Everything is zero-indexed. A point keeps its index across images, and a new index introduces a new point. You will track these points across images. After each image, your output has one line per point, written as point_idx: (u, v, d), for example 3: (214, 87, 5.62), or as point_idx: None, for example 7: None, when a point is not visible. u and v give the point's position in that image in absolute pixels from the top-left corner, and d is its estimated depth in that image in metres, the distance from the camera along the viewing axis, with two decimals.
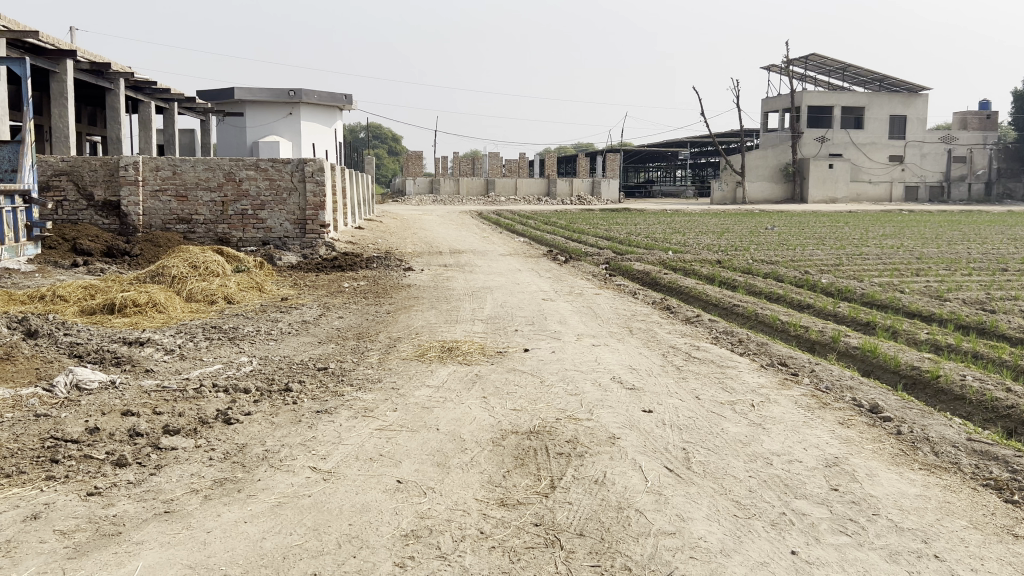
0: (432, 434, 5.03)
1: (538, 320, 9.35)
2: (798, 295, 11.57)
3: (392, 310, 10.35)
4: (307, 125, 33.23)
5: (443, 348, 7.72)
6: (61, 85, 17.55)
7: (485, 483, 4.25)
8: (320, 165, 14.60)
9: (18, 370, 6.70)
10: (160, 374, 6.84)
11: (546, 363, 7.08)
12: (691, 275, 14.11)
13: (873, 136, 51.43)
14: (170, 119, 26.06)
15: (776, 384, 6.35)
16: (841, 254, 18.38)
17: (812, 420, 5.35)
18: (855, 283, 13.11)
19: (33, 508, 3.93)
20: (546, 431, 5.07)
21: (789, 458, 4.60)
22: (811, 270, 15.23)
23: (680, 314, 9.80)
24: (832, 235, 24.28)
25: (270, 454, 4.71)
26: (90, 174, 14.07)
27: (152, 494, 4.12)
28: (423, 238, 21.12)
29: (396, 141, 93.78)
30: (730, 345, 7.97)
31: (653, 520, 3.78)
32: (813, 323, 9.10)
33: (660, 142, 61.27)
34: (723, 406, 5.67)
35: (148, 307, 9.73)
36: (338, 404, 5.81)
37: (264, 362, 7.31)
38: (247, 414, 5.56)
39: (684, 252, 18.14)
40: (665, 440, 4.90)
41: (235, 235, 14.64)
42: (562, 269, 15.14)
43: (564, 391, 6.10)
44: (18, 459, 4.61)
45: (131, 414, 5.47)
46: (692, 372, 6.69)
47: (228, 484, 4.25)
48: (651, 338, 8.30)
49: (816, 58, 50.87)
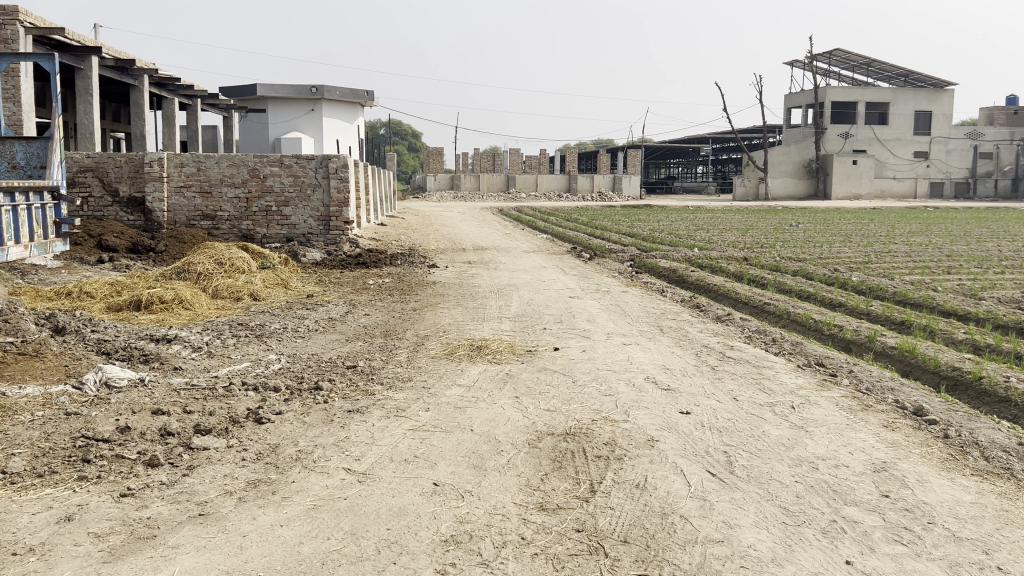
0: (466, 436, 4.93)
1: (567, 318, 9.24)
2: (829, 293, 11.40)
3: (418, 308, 10.26)
4: (329, 121, 33.25)
5: (472, 346, 7.63)
6: (87, 82, 17.63)
7: (524, 486, 4.15)
8: (345, 162, 14.55)
9: (47, 368, 6.68)
10: (188, 372, 6.79)
11: (578, 362, 6.97)
12: (718, 273, 13.96)
13: (899, 132, 50.85)
14: (194, 115, 26.16)
15: (815, 385, 6.21)
16: (869, 252, 18.13)
17: (855, 423, 5.21)
18: (886, 281, 12.89)
19: (66, 509, 3.88)
20: (582, 433, 4.96)
21: (835, 462, 4.47)
22: (840, 267, 15.01)
23: (710, 313, 9.65)
24: (859, 232, 23.96)
25: (304, 454, 4.63)
26: (116, 171, 14.12)
27: (186, 496, 4.06)
28: (446, 235, 21.03)
29: (417, 138, 93.95)
30: (765, 344, 7.83)
31: (699, 528, 3.67)
32: (847, 322, 8.94)
33: (681, 138, 60.86)
34: (763, 408, 5.54)
35: (174, 304, 9.71)
36: (370, 403, 5.73)
37: (292, 360, 7.26)
38: (278, 414, 5.49)
39: (709, 249, 17.94)
40: (705, 443, 4.79)
41: (260, 231, 14.62)
42: (586, 266, 15.01)
43: (598, 391, 5.98)
44: (50, 458, 4.57)
45: (161, 413, 5.42)
46: (727, 372, 6.56)
47: (262, 486, 4.17)
48: (682, 336, 8.17)
49: (840, 53, 50.33)
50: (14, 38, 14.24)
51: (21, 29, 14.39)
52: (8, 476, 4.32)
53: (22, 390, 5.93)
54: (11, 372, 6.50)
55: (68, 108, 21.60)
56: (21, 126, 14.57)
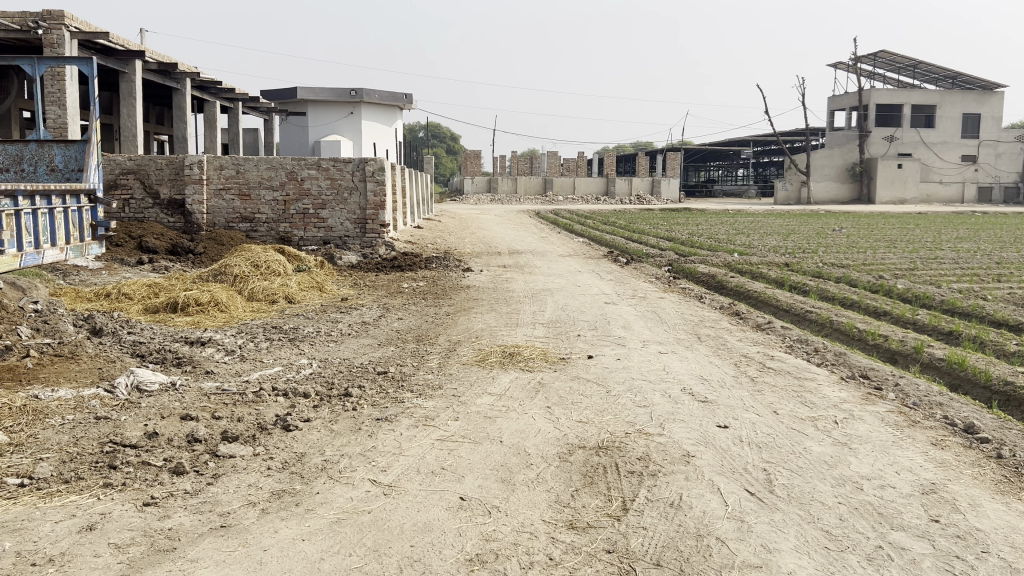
0: (496, 447, 4.81)
1: (602, 325, 9.07)
2: (874, 300, 11.06)
3: (451, 312, 10.18)
4: (368, 125, 33.42)
5: (504, 353, 7.51)
6: (130, 86, 17.90)
7: (553, 503, 4.01)
8: (381, 165, 14.52)
9: (81, 370, 6.70)
10: (220, 376, 6.76)
11: (612, 371, 6.81)
12: (758, 279, 13.65)
13: (946, 135, 49.73)
14: (235, 118, 26.47)
15: (859, 399, 5.98)
16: (914, 258, 17.62)
17: (902, 440, 4.99)
18: (933, 289, 12.50)
19: (89, 518, 3.83)
20: (615, 447, 4.80)
21: (881, 483, 4.26)
22: (884, 274, 14.62)
23: (750, 321, 9.41)
24: (904, 238, 23.32)
25: (330, 464, 4.55)
26: (157, 173, 14.28)
27: (208, 506, 3.98)
28: (483, 239, 20.93)
29: (455, 140, 94.27)
30: (806, 354, 7.60)
31: (736, 551, 3.50)
32: (893, 332, 8.65)
33: (721, 141, 60.21)
34: (804, 422, 5.34)
35: (210, 306, 9.72)
36: (398, 411, 5.63)
37: (324, 365, 7.19)
38: (307, 421, 5.42)
39: (750, 253, 17.62)
40: (744, 459, 4.61)
41: (297, 234, 14.66)
42: (623, 271, 14.81)
43: (632, 402, 5.82)
44: (77, 464, 4.54)
45: (190, 419, 5.38)
46: (768, 384, 6.36)
47: (286, 497, 4.08)
48: (721, 345, 7.97)
49: (885, 54, 49.41)
50: (60, 42, 14.51)
51: (67, 34, 14.68)
52: (35, 481, 4.29)
53: (55, 393, 5.93)
54: (46, 374, 6.52)
55: (113, 111, 21.96)
56: (66, 130, 14.82)
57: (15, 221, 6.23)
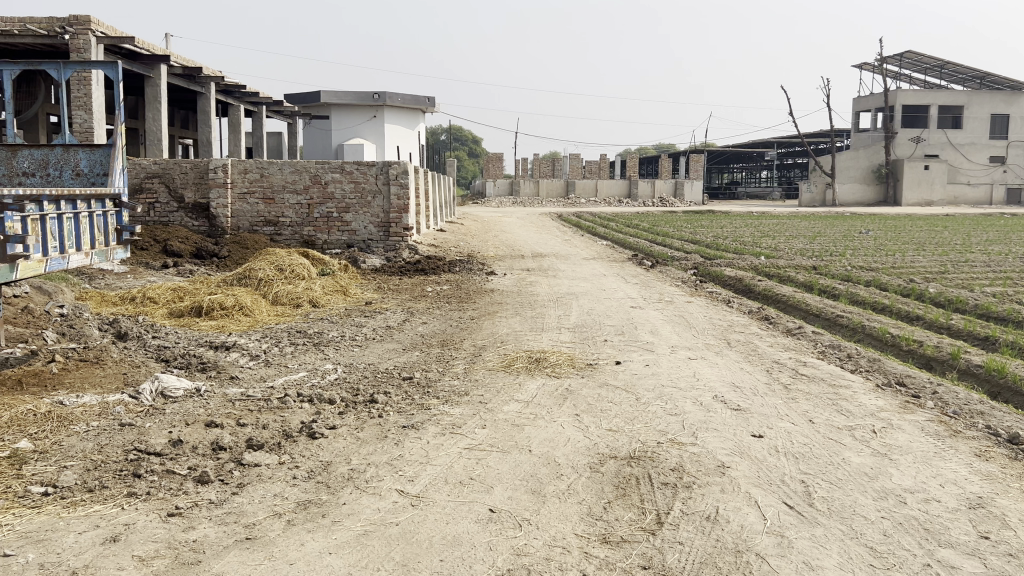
0: (525, 457, 4.70)
1: (628, 330, 8.95)
2: (906, 305, 10.85)
3: (476, 316, 10.09)
4: (390, 128, 33.46)
5: (531, 358, 7.41)
6: (156, 90, 18.01)
7: (585, 516, 3.90)
8: (405, 168, 14.48)
9: (107, 376, 6.68)
10: (244, 382, 6.70)
11: (641, 377, 6.68)
12: (786, 282, 13.46)
13: (973, 136, 48.93)
14: (259, 122, 26.62)
15: (897, 408, 5.81)
16: (945, 261, 17.30)
17: (944, 451, 4.83)
18: (966, 293, 12.24)
19: (113, 529, 3.77)
20: (647, 457, 4.68)
21: (925, 496, 4.11)
22: (916, 277, 14.38)
23: (780, 326, 9.24)
24: (933, 241, 22.93)
25: (356, 474, 4.46)
26: (181, 177, 14.34)
27: (234, 517, 3.91)
28: (505, 242, 20.85)
29: (477, 143, 94.52)
30: (839, 360, 7.43)
31: (777, 568, 3.37)
32: (927, 337, 8.45)
33: (745, 142, 59.78)
34: (842, 432, 5.18)
35: (234, 310, 9.69)
36: (425, 419, 5.54)
37: (348, 370, 7.12)
38: (333, 428, 5.34)
39: (776, 257, 17.41)
40: (781, 470, 4.47)
41: (321, 237, 14.64)
42: (648, 274, 14.68)
43: (663, 410, 5.69)
44: (101, 472, 4.49)
45: (215, 426, 5.32)
46: (801, 392, 6.20)
47: (312, 508, 4.00)
48: (751, 351, 7.81)
49: (912, 55, 48.82)
50: (86, 47, 14.64)
51: (93, 39, 14.79)
52: (59, 490, 4.24)
53: (79, 398, 5.89)
54: (71, 379, 6.50)
55: (139, 116, 22.15)
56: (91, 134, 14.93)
57: (41, 226, 6.16)
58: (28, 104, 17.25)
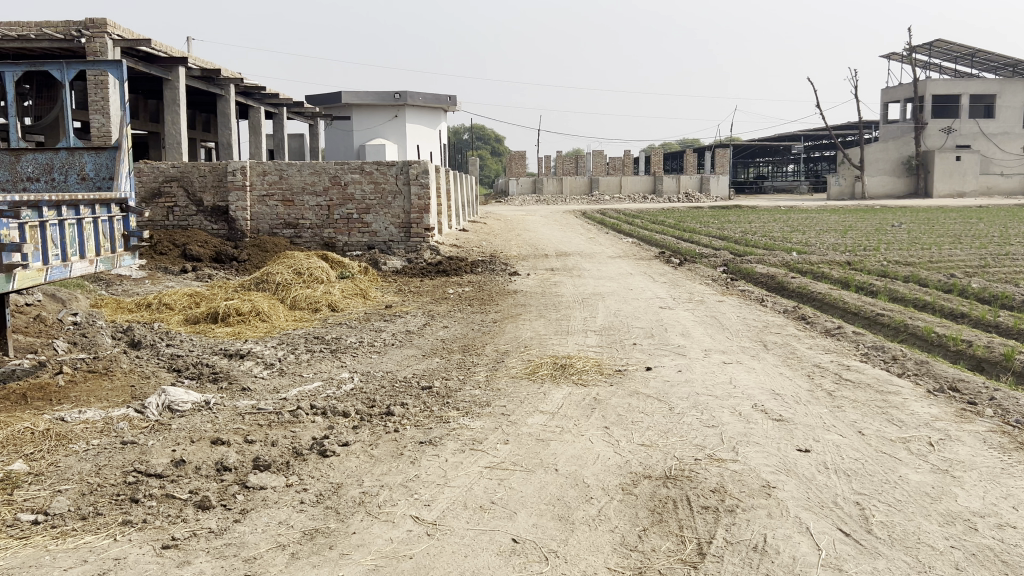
0: (551, 477, 4.33)
1: (659, 333, 8.52)
2: (950, 302, 10.34)
3: (498, 319, 9.71)
4: (411, 128, 33.14)
5: (556, 364, 7.03)
6: (174, 92, 17.85)
7: (619, 546, 3.53)
8: (425, 167, 14.13)
9: (114, 389, 6.39)
10: (257, 393, 6.38)
11: (673, 385, 6.26)
12: (821, 279, 12.92)
13: (1006, 126, 47.90)
14: (280, 124, 26.44)
15: (953, 417, 5.36)
16: (985, 254, 16.71)
17: (1011, 467, 4.39)
18: (1010, 287, 11.68)
19: (101, 565, 3.46)
20: (685, 476, 4.29)
21: (998, 522, 3.69)
22: (956, 272, 13.82)
23: (818, 326, 8.79)
24: (969, 233, 22.35)
25: (368, 497, 4.12)
26: (200, 180, 14.16)
27: (233, 549, 3.58)
28: (528, 241, 20.44)
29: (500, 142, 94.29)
30: (885, 363, 6.98)
31: None
32: (976, 336, 7.97)
33: (772, 137, 58.93)
34: (896, 445, 4.76)
35: (251, 316, 9.39)
36: (443, 433, 5.18)
37: (366, 379, 6.79)
38: (346, 445, 5.00)
39: (809, 252, 16.88)
40: (833, 491, 4.07)
41: (341, 239, 14.33)
42: (676, 272, 14.26)
43: (700, 421, 5.30)
44: (96, 497, 4.17)
45: (221, 444, 4.99)
46: (847, 399, 5.76)
47: (319, 538, 3.66)
48: (790, 354, 7.37)
49: (942, 44, 47.85)
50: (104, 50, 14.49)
51: (109, 41, 14.65)
52: (50, 517, 3.93)
53: (82, 414, 5.61)
54: (78, 393, 6.21)
55: (159, 119, 22.06)
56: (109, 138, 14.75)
57: (41, 233, 5.87)
58: (47, 108, 17.15)
